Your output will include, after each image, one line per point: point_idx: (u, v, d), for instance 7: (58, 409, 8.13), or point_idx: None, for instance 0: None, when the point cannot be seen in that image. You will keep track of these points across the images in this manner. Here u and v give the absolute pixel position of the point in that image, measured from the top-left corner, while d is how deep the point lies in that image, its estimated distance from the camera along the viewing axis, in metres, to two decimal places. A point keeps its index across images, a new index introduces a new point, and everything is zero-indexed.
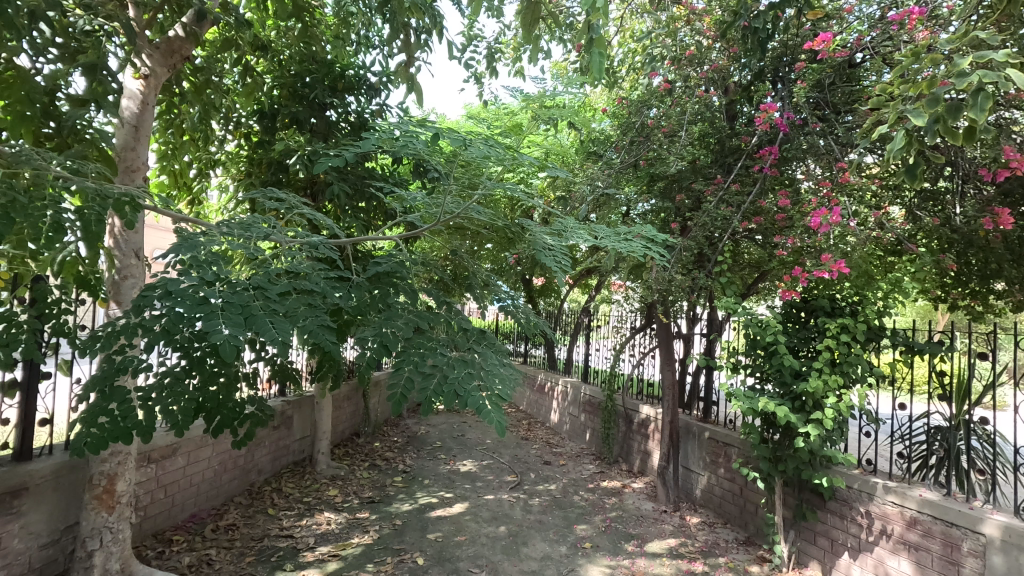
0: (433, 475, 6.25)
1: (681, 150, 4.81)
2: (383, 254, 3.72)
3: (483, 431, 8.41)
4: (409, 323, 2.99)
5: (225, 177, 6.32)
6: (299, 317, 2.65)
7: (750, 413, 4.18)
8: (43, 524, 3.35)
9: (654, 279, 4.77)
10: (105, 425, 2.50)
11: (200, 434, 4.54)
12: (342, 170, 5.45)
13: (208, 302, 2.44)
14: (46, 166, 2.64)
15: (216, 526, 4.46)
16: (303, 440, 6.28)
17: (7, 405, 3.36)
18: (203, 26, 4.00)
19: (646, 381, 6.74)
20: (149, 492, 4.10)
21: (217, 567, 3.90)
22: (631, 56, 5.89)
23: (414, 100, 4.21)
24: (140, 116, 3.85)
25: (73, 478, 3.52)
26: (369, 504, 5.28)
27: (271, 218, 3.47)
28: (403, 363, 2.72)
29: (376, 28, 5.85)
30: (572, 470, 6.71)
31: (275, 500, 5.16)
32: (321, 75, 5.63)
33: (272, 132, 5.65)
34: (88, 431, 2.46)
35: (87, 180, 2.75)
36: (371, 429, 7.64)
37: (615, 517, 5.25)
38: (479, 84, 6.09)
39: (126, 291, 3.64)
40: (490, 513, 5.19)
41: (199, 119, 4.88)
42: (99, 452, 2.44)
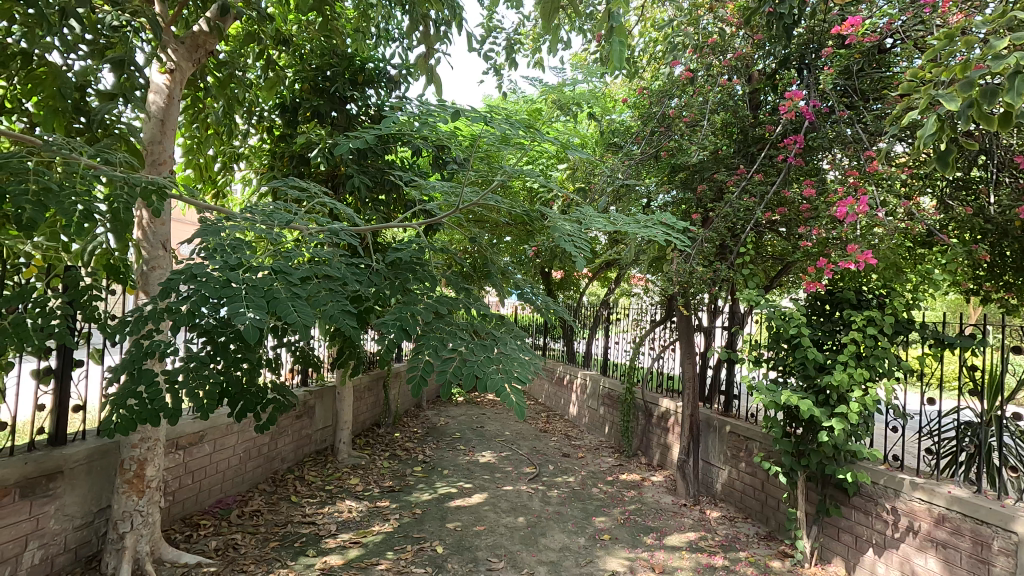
0: (452, 465, 6.31)
1: (702, 140, 4.75)
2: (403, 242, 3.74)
3: (501, 423, 8.45)
4: (427, 308, 3.03)
5: (249, 171, 6.41)
6: (322, 301, 2.68)
7: (771, 406, 4.12)
8: (78, 507, 3.47)
9: (675, 270, 4.72)
10: (133, 407, 2.58)
11: (226, 421, 4.66)
12: (362, 163, 5.55)
13: (232, 286, 2.48)
14: (75, 155, 2.72)
15: (241, 511, 4.57)
16: (325, 430, 6.39)
17: (42, 391, 3.46)
18: (226, 20, 4.06)
19: (666, 374, 6.72)
20: (178, 477, 4.21)
21: (242, 551, 4.00)
22: (652, 45, 5.83)
23: (432, 93, 4.18)
24: (166, 110, 3.93)
25: (105, 463, 3.63)
26: (389, 493, 5.34)
27: (294, 205, 3.51)
28: (422, 348, 2.75)
29: (396, 21, 5.87)
30: (591, 463, 6.71)
31: (298, 487, 5.25)
32: (341, 69, 5.72)
33: (294, 126, 5.84)
34: (118, 413, 2.54)
35: (116, 171, 2.81)
36: (391, 419, 7.73)
37: (633, 510, 5.25)
38: (498, 75, 6.08)
39: (153, 281, 3.73)
40: (509, 504, 5.21)
41: (224, 113, 4.97)
42: (129, 433, 2.52)
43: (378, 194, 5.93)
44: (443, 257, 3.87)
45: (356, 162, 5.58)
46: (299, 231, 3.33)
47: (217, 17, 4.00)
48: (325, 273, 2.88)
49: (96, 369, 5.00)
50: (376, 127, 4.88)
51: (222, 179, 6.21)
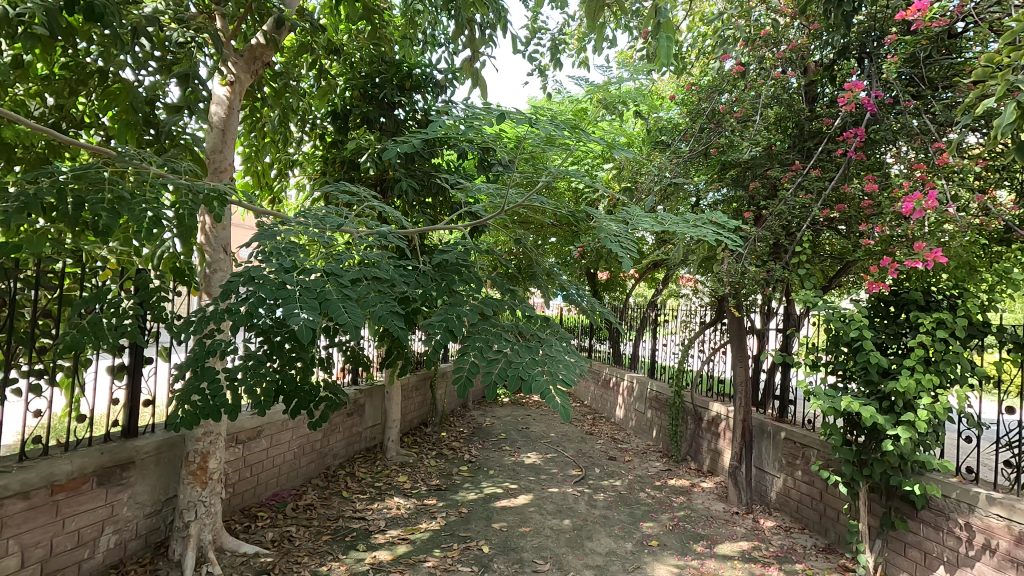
0: (498, 465, 6.34)
1: (754, 135, 4.64)
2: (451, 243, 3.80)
3: (547, 425, 8.42)
4: (473, 309, 3.06)
5: (302, 177, 6.65)
6: (371, 302, 2.74)
7: (830, 412, 3.93)
8: (148, 495, 3.69)
9: (726, 271, 4.57)
10: (197, 402, 2.72)
11: (282, 417, 4.85)
12: (410, 167, 5.67)
13: (287, 287, 2.58)
14: (145, 165, 2.89)
15: (296, 505, 4.74)
16: (375, 428, 6.55)
17: (116, 386, 3.70)
18: (281, 32, 4.23)
19: (716, 378, 6.54)
20: (237, 470, 4.41)
21: (297, 543, 4.14)
22: (701, 39, 5.69)
23: (479, 95, 4.24)
24: (226, 120, 4.14)
25: (172, 454, 3.85)
26: (436, 492, 5.42)
27: (345, 209, 3.62)
28: (467, 349, 2.77)
29: (442, 26, 5.97)
30: (638, 467, 6.59)
31: (349, 483, 5.41)
32: (389, 75, 5.86)
33: (345, 132, 6.03)
34: (183, 408, 2.68)
35: (181, 179, 2.97)
36: (438, 419, 7.85)
37: (682, 516, 5.12)
38: (543, 76, 6.08)
39: (215, 282, 3.94)
40: (555, 506, 5.19)
41: (279, 123, 5.19)
42: (193, 427, 2.66)
43: (425, 197, 6.03)
44: (489, 259, 3.90)
45: (404, 166, 5.72)
46: (350, 234, 3.43)
47: (273, 30, 4.18)
48: (374, 275, 2.95)
49: (165, 367, 5.33)
50: (422, 131, 4.97)
51: (278, 185, 6.48)
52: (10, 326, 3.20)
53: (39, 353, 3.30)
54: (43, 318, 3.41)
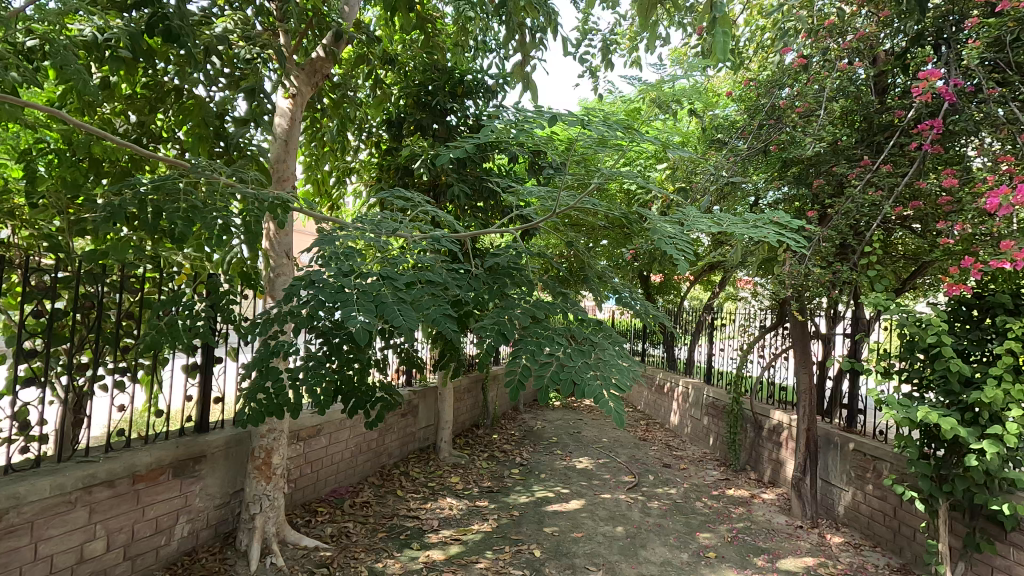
0: (549, 469, 6.31)
1: (818, 130, 4.42)
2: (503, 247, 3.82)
3: (599, 430, 8.31)
4: (525, 312, 3.06)
5: (359, 184, 6.87)
6: (424, 305, 2.80)
7: (904, 423, 3.68)
8: (217, 487, 3.90)
9: (788, 273, 4.38)
10: (263, 400, 2.86)
11: (340, 416, 5.01)
12: (462, 172, 5.77)
13: (345, 291, 2.67)
14: (216, 176, 3.07)
15: (353, 502, 4.89)
16: (428, 429, 6.66)
17: (190, 384, 3.94)
18: (340, 45, 4.40)
19: (778, 385, 6.26)
20: (299, 466, 4.60)
21: (354, 539, 4.27)
22: (759, 33, 5.49)
23: (529, 98, 4.25)
24: (289, 131, 4.33)
25: (240, 449, 4.06)
26: (488, 494, 5.45)
27: (400, 214, 3.71)
28: (519, 352, 2.77)
29: (493, 32, 6.04)
30: (694, 475, 6.40)
31: (403, 482, 5.52)
32: (442, 83, 5.97)
33: (399, 139, 6.19)
34: (250, 405, 2.82)
35: (248, 188, 3.14)
36: (489, 421, 7.91)
37: (742, 528, 4.93)
38: (594, 78, 6.04)
39: (279, 286, 4.13)
40: (607, 512, 5.12)
41: (338, 132, 5.38)
42: (259, 423, 2.80)
43: (476, 201, 6.10)
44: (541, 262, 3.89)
45: (457, 171, 5.82)
46: (405, 238, 3.51)
47: (332, 43, 4.34)
48: (428, 278, 3.00)
49: (233, 365, 5.64)
50: (474, 136, 5.03)
51: (336, 193, 6.72)
52: (98, 326, 3.47)
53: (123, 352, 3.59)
54: (126, 319, 3.68)
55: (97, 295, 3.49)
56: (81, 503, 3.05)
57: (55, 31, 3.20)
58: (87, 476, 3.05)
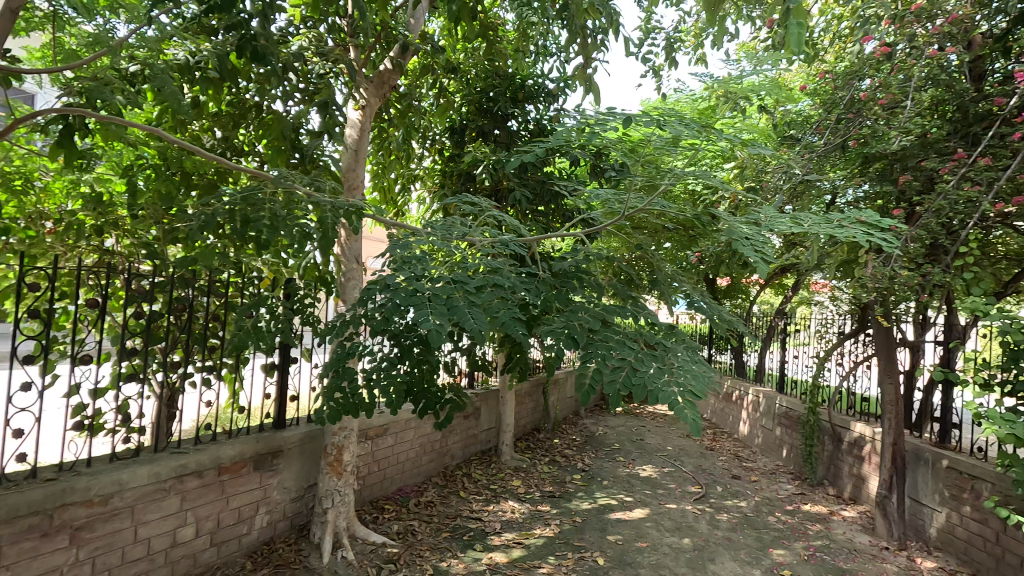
0: (612, 476, 6.21)
1: (905, 123, 4.13)
2: (571, 250, 3.82)
3: (663, 437, 8.09)
4: (593, 316, 3.04)
5: (423, 191, 7.05)
6: (494, 309, 2.83)
7: (1008, 440, 3.35)
8: (293, 481, 4.11)
9: (870, 275, 4.10)
10: (340, 399, 2.98)
11: (405, 416, 5.15)
12: (523, 176, 5.82)
13: (418, 294, 2.76)
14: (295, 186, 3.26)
15: (418, 501, 5.00)
16: (490, 431, 6.72)
17: (269, 382, 4.17)
18: (406, 57, 4.55)
19: (858, 395, 5.89)
20: (367, 464, 4.76)
21: (419, 537, 4.37)
22: (836, 22, 5.20)
23: (592, 101, 4.21)
24: (359, 141, 4.52)
25: (314, 446, 4.25)
26: (550, 499, 5.42)
27: (469, 219, 3.78)
28: (589, 356, 2.75)
29: (554, 36, 6.05)
30: (766, 488, 6.10)
31: (466, 484, 5.60)
32: (503, 88, 6.05)
33: (462, 145, 6.31)
34: (329, 403, 2.95)
35: (326, 197, 3.31)
36: (551, 425, 7.88)
37: (819, 546, 4.65)
38: (657, 77, 5.92)
39: (350, 290, 4.37)
40: (673, 523, 4.97)
41: (403, 140, 5.55)
42: (337, 421, 2.92)
43: (538, 205, 6.12)
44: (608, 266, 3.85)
45: (518, 176, 5.88)
46: (474, 242, 3.57)
47: (399, 55, 4.50)
48: (498, 282, 3.04)
49: (307, 365, 5.92)
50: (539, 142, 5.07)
51: (402, 199, 6.92)
52: (189, 327, 3.76)
53: (210, 352, 3.86)
54: (213, 321, 3.94)
55: (188, 298, 3.78)
56: (174, 491, 3.30)
57: (154, 57, 3.51)
58: (180, 466, 3.30)
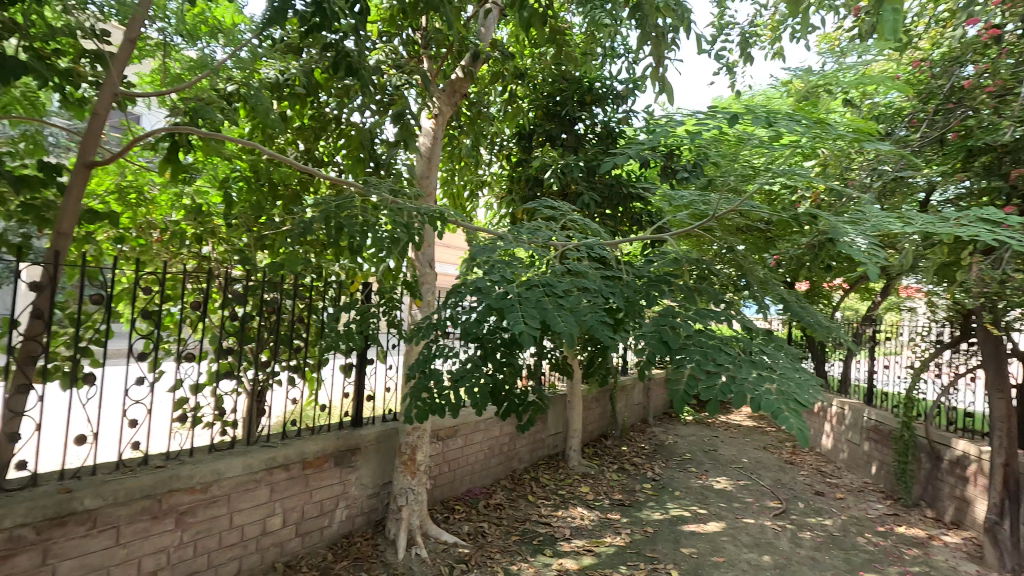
0: (684, 487, 6.02)
1: (1017, 112, 3.77)
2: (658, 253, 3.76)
3: (738, 449, 7.75)
4: (686, 319, 2.98)
5: (491, 197, 7.15)
6: (583, 311, 2.84)
7: None
8: (370, 478, 4.26)
9: (978, 280, 3.76)
10: (428, 399, 3.07)
11: (475, 419, 5.23)
12: (592, 180, 5.79)
13: (508, 298, 2.82)
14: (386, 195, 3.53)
15: (487, 503, 5.06)
16: (557, 436, 6.69)
17: (348, 381, 4.36)
18: (478, 65, 4.64)
19: (961, 411, 5.40)
20: (438, 464, 4.87)
21: (489, 539, 4.41)
22: (933, 6, 4.82)
23: (665, 101, 4.13)
24: (432, 148, 4.65)
25: (389, 444, 4.39)
26: (620, 507, 5.33)
27: (554, 224, 3.81)
28: (683, 361, 2.71)
29: (622, 38, 5.99)
30: (853, 507, 5.71)
31: (534, 488, 5.60)
32: (571, 93, 6.12)
33: (529, 150, 6.35)
34: (416, 404, 3.04)
35: (409, 204, 3.53)
36: (618, 432, 7.74)
37: (918, 573, 4.29)
38: (731, 74, 5.72)
39: (426, 294, 4.54)
40: (751, 539, 4.74)
41: (473, 147, 5.66)
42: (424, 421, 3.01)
43: (606, 209, 6.05)
44: (697, 270, 3.75)
45: (586, 179, 5.84)
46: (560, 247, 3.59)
47: (470, 64, 4.60)
48: (585, 286, 3.06)
49: (380, 366, 6.13)
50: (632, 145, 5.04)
51: (470, 205, 7.05)
52: (277, 329, 3.99)
53: (292, 352, 4.09)
54: (298, 323, 4.17)
55: (276, 301, 4.02)
56: (264, 482, 3.51)
57: (249, 76, 3.77)
58: (269, 458, 3.51)
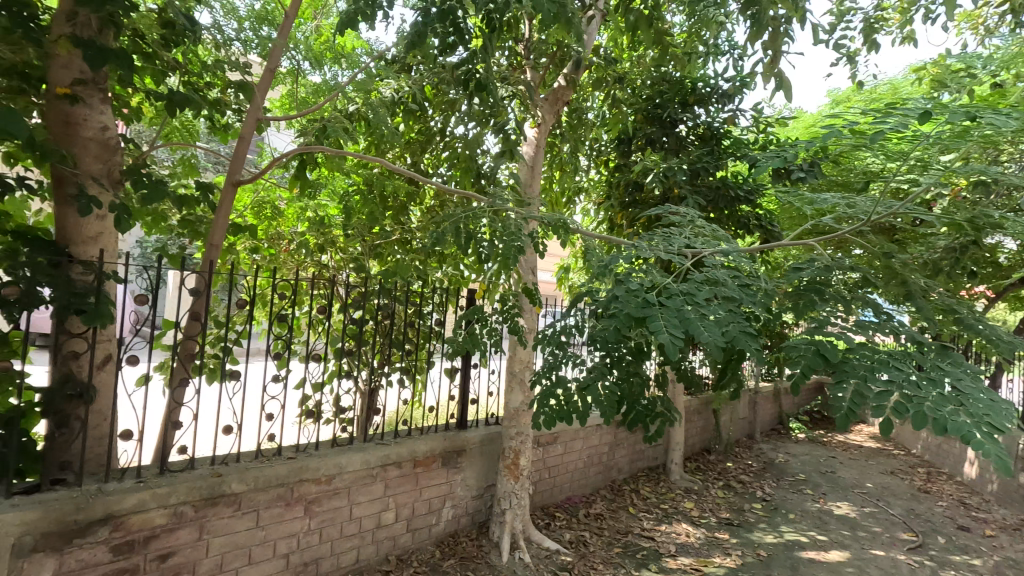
0: (799, 510, 5.59)
1: None
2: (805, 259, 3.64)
3: (860, 472, 7.08)
4: (846, 331, 3.03)
5: (587, 203, 7.10)
6: (725, 321, 2.87)
7: None
8: (474, 480, 4.37)
9: None
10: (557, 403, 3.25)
11: (574, 426, 5.20)
12: (696, 184, 5.58)
13: (650, 305, 2.93)
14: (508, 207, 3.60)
15: (587, 512, 5.01)
16: (658, 448, 6.48)
17: (454, 385, 4.50)
18: (580, 72, 4.66)
19: None
20: (539, 470, 4.89)
21: (592, 549, 4.36)
22: None
23: (782, 97, 3.90)
24: (535, 157, 4.70)
25: (493, 448, 4.48)
26: (728, 527, 5.05)
27: (687, 230, 3.81)
28: (847, 376, 2.81)
29: (728, 34, 5.74)
30: (1008, 546, 5.00)
31: (636, 500, 5.46)
32: (672, 94, 5.93)
33: (628, 155, 6.24)
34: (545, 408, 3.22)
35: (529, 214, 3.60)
36: (722, 447, 7.35)
37: None
38: (852, 64, 5.29)
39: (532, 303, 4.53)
40: (883, 573, 4.30)
41: (572, 153, 5.65)
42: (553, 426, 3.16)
43: (711, 213, 5.80)
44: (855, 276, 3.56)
45: (690, 182, 5.63)
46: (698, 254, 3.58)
47: (573, 71, 4.62)
48: (726, 294, 3.09)
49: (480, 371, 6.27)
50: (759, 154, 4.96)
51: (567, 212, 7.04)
52: (390, 333, 4.21)
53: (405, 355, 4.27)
54: (409, 328, 4.38)
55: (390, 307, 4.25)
56: (379, 478, 3.71)
57: (368, 95, 4.04)
58: (384, 456, 3.70)
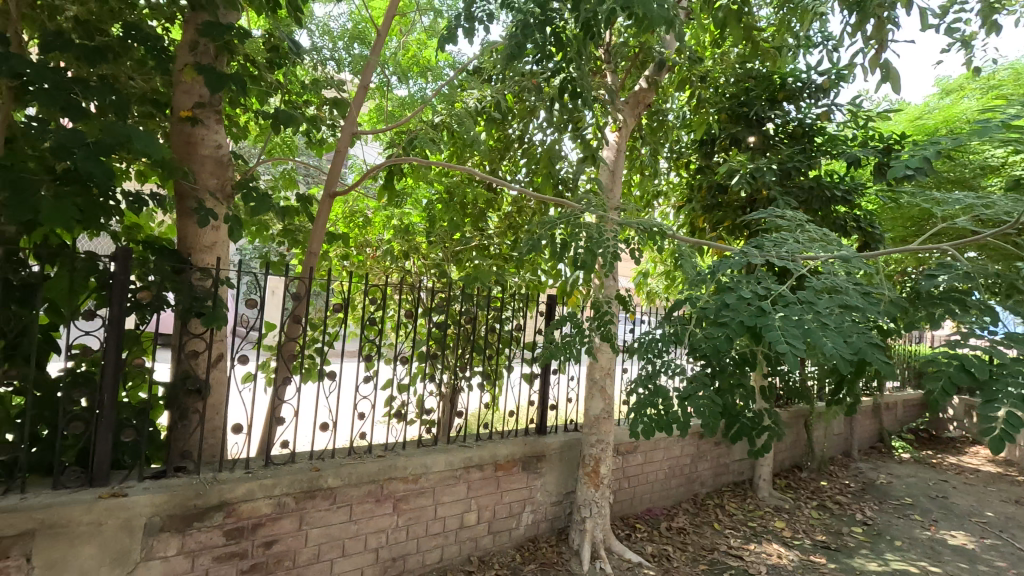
0: (906, 537, 5.13)
1: None
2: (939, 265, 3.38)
3: (977, 499, 6.39)
4: (996, 344, 2.75)
5: (666, 206, 6.90)
6: (849, 331, 2.70)
7: None
8: (553, 486, 4.36)
9: None
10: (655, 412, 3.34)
11: (655, 436, 5.05)
12: (786, 185, 5.28)
13: (767, 315, 2.83)
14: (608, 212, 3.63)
15: (669, 525, 4.85)
16: (743, 462, 6.17)
17: (533, 391, 4.51)
18: (662, 74, 4.54)
19: None
20: (619, 480, 4.80)
21: (676, 565, 4.22)
22: None
23: (889, 89, 3.61)
24: (616, 161, 4.56)
25: (572, 455, 4.45)
26: (825, 550, 4.72)
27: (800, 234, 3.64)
28: (997, 396, 2.59)
29: (822, 24, 5.40)
30: None
31: (721, 516, 5.22)
32: (759, 91, 5.65)
33: (711, 156, 6.00)
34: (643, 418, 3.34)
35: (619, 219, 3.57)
36: (815, 464, 6.88)
37: None
38: (968, 49, 4.82)
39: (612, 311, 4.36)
40: None
41: (651, 156, 5.52)
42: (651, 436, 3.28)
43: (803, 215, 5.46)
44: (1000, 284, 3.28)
45: (781, 183, 5.34)
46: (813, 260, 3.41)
47: (655, 72, 4.52)
48: (849, 303, 2.90)
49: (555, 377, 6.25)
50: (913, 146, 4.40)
51: None
52: (471, 338, 4.29)
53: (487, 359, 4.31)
54: (490, 333, 4.45)
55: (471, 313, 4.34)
56: (462, 479, 3.78)
57: (452, 106, 4.15)
58: (466, 458, 3.77)
